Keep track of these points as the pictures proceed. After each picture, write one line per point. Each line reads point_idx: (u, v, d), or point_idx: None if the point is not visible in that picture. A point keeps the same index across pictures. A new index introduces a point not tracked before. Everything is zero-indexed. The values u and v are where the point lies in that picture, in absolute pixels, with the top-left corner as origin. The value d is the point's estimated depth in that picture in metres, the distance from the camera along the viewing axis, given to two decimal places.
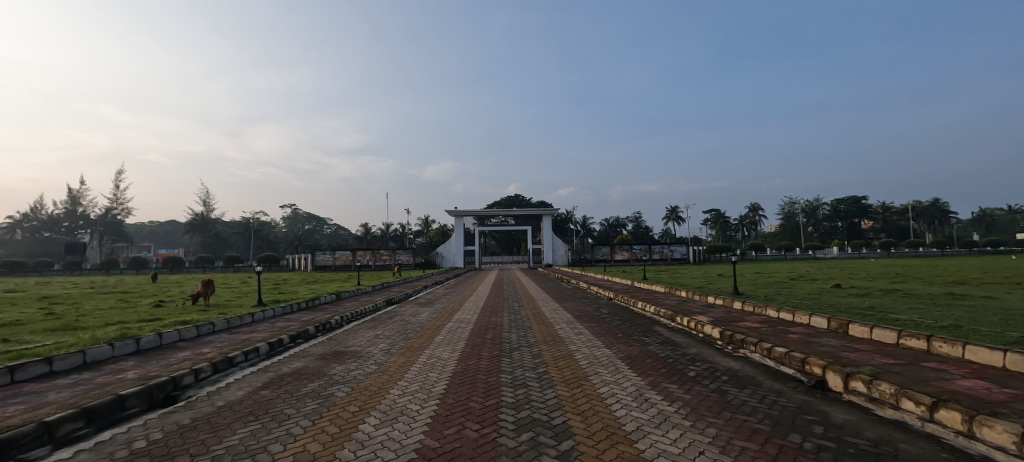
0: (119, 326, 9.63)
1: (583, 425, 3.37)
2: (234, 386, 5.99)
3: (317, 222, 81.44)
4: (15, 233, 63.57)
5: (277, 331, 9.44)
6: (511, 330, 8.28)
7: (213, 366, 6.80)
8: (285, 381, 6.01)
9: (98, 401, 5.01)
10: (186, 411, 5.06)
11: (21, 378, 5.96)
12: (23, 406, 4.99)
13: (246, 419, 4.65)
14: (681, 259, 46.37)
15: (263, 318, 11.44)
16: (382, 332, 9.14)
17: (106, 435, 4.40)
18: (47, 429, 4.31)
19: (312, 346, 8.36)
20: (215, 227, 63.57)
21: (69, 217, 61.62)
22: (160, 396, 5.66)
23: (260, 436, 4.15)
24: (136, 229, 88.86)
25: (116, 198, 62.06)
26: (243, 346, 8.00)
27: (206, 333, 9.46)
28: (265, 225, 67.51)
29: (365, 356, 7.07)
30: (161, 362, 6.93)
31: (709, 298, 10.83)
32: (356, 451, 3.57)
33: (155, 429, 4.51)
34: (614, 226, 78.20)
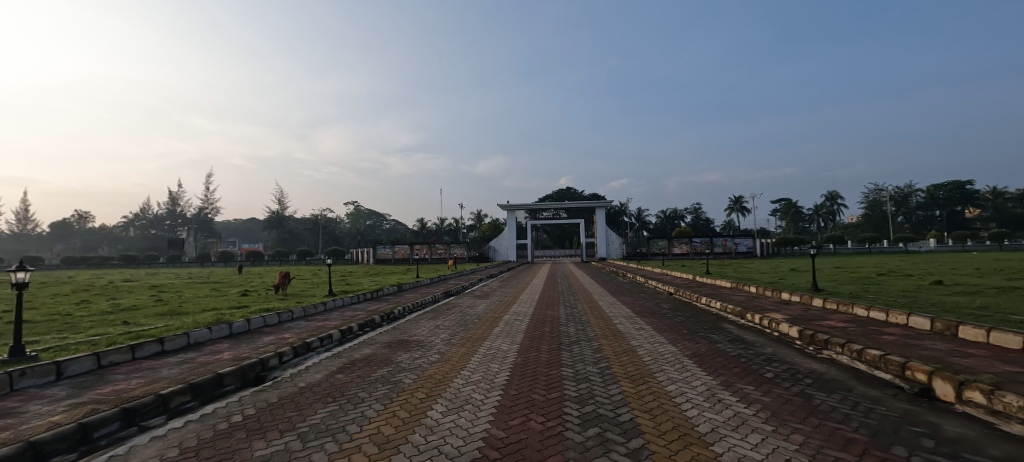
0: (214, 312, 10.74)
1: (651, 423, 3.26)
2: (313, 369, 6.46)
3: (378, 218, 85.69)
4: (128, 229, 72.91)
5: (347, 320, 10.06)
6: (569, 323, 8.18)
7: (294, 350, 7.39)
8: (357, 366, 6.37)
9: (201, 378, 5.60)
10: (273, 390, 5.54)
11: (140, 355, 6.85)
12: (142, 380, 5.72)
13: (326, 400, 5.00)
14: (745, 253, 43.49)
15: (333, 306, 12.25)
16: (442, 323, 9.42)
17: (209, 408, 4.94)
18: (162, 401, 4.90)
19: (379, 334, 8.82)
20: (289, 223, 68.70)
21: (170, 216, 69.76)
22: (251, 375, 6.25)
23: (339, 416, 4.45)
24: (224, 226, 98.53)
25: (207, 198, 68.74)
26: (318, 333, 8.61)
27: (285, 320, 10.25)
28: (331, 222, 72.11)
29: (428, 345, 7.34)
30: (251, 345, 7.63)
31: (784, 295, 10.06)
32: (425, 436, 3.73)
33: (249, 406, 4.97)
34: (671, 218, 75.20)
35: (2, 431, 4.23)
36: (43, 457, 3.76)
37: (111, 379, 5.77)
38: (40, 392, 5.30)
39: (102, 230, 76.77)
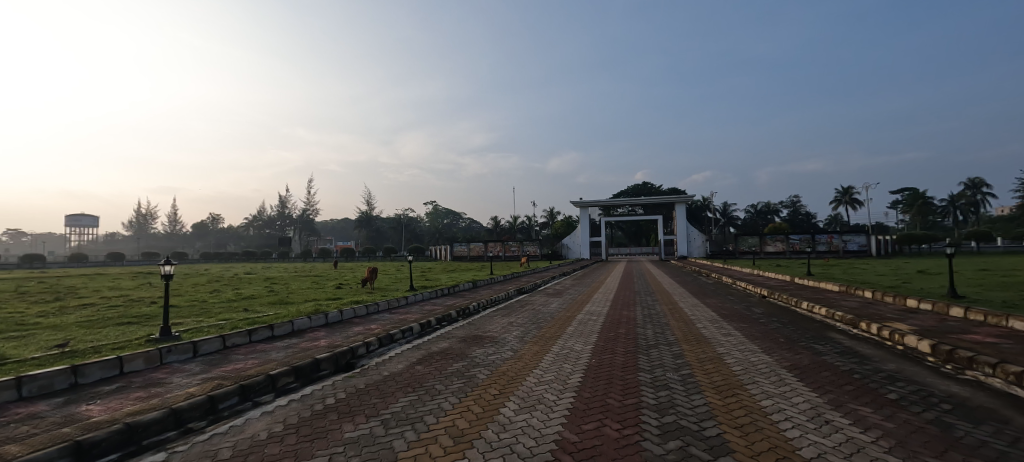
0: (313, 303, 11.84)
1: (742, 441, 2.93)
2: (396, 359, 6.81)
3: (455, 216, 88.90)
4: (247, 228, 83.50)
5: (426, 314, 10.51)
6: (647, 325, 7.77)
7: (379, 340, 7.85)
8: (434, 359, 6.59)
9: (300, 363, 6.21)
10: (360, 377, 5.92)
11: (255, 339, 7.76)
12: (256, 360, 6.45)
13: (406, 389, 5.21)
14: (856, 251, 38.53)
15: (415, 300, 12.90)
16: (516, 319, 9.46)
17: (307, 390, 5.45)
18: (271, 380, 5.61)
19: (455, 329, 9.08)
20: (376, 223, 73.93)
21: (280, 217, 78.71)
22: (342, 362, 6.75)
23: (418, 406, 4.60)
24: (322, 225, 108.87)
25: (309, 201, 76.33)
26: (400, 325, 9.06)
27: (372, 312, 10.96)
28: (413, 221, 76.32)
29: (501, 342, 7.39)
30: (343, 334, 8.26)
31: (910, 302, 8.65)
32: (499, 433, 3.70)
33: (339, 390, 5.35)
34: (765, 213, 68.88)
35: (150, 397, 5.00)
36: (182, 423, 4.55)
37: (232, 359, 6.58)
38: (179, 367, 6.20)
39: (227, 229, 88.80)
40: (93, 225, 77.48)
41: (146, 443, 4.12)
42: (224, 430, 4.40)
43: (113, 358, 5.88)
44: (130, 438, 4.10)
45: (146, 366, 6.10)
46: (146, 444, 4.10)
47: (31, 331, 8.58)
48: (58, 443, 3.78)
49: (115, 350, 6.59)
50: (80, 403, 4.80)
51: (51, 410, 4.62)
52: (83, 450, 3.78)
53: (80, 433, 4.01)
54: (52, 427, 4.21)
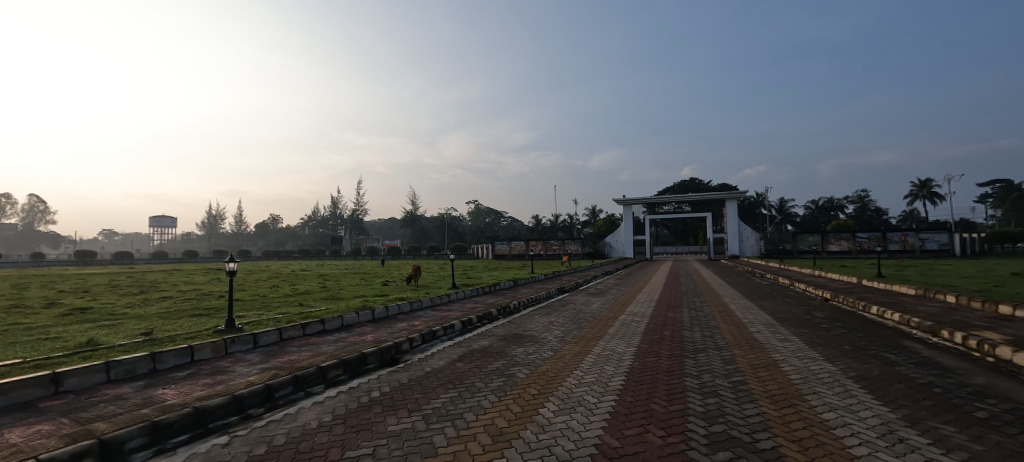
0: (361, 299, 12.28)
1: (802, 456, 2.68)
2: (438, 355, 6.89)
3: (497, 215, 89.52)
4: (302, 228, 88.33)
5: (468, 312, 10.60)
6: (694, 328, 7.42)
7: (422, 337, 8.00)
8: (475, 356, 6.62)
9: (349, 356, 6.45)
10: (403, 372, 6.03)
11: (308, 332, 8.14)
12: (308, 353, 6.75)
13: (446, 386, 5.25)
14: (936, 250, 35.16)
15: (456, 297, 13.06)
16: (557, 319, 9.34)
17: (354, 383, 5.65)
18: (321, 372, 5.85)
19: (496, 327, 9.09)
20: (421, 222, 75.87)
21: (332, 217, 82.58)
22: (387, 356, 6.93)
23: (458, 402, 4.62)
24: (370, 224, 113.09)
25: (358, 201, 79.59)
26: (442, 322, 9.19)
27: (416, 308, 11.21)
28: (456, 220, 77.65)
29: (542, 341, 7.30)
30: (389, 330, 8.49)
31: (1000, 309, 7.73)
32: (537, 434, 3.62)
33: (383, 385, 5.48)
34: (827, 210, 64.31)
35: (215, 384, 5.35)
36: (243, 408, 4.86)
37: (288, 350, 6.92)
38: (242, 356, 6.61)
39: (284, 229, 94.35)
40: (169, 225, 84.82)
41: (212, 425, 4.44)
42: (279, 417, 4.64)
43: (186, 346, 6.37)
44: (199, 420, 4.44)
45: (213, 355, 6.54)
46: (212, 427, 4.42)
47: (119, 320, 9.49)
48: (137, 422, 4.14)
49: (188, 340, 7.13)
50: (158, 387, 5.21)
51: (133, 391, 5.04)
52: (158, 429, 4.14)
53: (156, 414, 4.36)
54: (134, 407, 4.58)
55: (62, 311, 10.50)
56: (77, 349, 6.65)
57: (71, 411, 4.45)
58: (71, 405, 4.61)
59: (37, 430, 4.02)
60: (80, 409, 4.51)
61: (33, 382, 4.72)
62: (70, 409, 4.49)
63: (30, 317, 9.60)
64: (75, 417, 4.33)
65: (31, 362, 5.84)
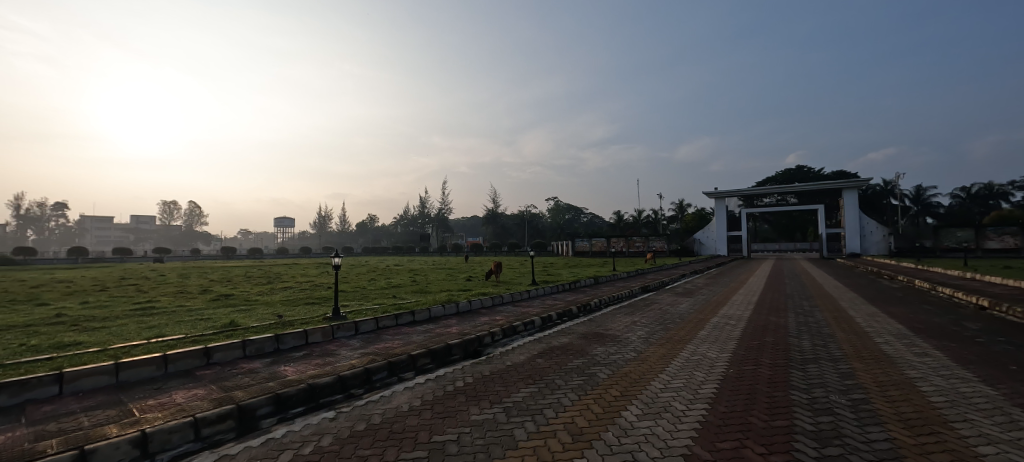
0: (446, 293, 12.82)
1: None
2: (518, 350, 6.94)
3: (577, 212, 88.12)
4: (394, 226, 94.89)
5: (548, 308, 10.55)
6: (802, 335, 6.60)
7: (503, 331, 8.11)
8: (556, 353, 6.54)
9: (436, 346, 6.75)
10: (485, 364, 6.16)
11: (401, 322, 8.68)
12: (401, 341, 7.18)
13: (527, 380, 5.25)
14: None
15: (536, 294, 13.08)
16: (641, 319, 8.91)
17: (441, 372, 5.91)
18: (412, 360, 6.19)
19: (577, 325, 8.92)
20: (502, 220, 77.37)
21: (420, 216, 87.56)
22: (470, 349, 7.13)
23: (538, 398, 4.58)
24: (455, 223, 117.95)
25: (443, 200, 83.32)
26: (523, 318, 9.24)
27: (497, 303, 11.41)
28: (536, 217, 77.95)
29: (624, 341, 7.01)
30: (472, 323, 8.74)
31: None
32: (619, 437, 3.45)
33: (467, 375, 5.64)
34: (981, 200, 53.68)
35: (324, 364, 5.91)
36: (347, 387, 5.33)
37: (384, 338, 7.43)
38: (345, 341, 7.24)
39: (379, 227, 102.07)
40: (286, 225, 96.35)
41: (322, 401, 4.93)
42: (375, 398, 4.99)
43: (302, 330, 7.13)
44: (312, 396, 4.95)
45: (323, 339, 7.25)
46: (322, 402, 4.90)
47: (250, 305, 10.96)
48: (265, 393, 4.74)
49: (303, 325, 7.98)
50: (280, 364, 5.90)
51: (262, 367, 5.75)
52: (281, 400, 4.70)
53: (279, 388, 4.93)
54: (262, 380, 5.23)
55: (209, 297, 12.41)
56: (220, 329, 7.79)
57: (217, 380, 5.21)
58: (217, 374, 5.40)
59: (194, 393, 4.76)
60: (224, 378, 5.26)
61: (190, 354, 5.60)
62: (216, 378, 5.27)
63: (186, 301, 11.48)
64: (220, 385, 5.06)
65: (188, 338, 6.95)
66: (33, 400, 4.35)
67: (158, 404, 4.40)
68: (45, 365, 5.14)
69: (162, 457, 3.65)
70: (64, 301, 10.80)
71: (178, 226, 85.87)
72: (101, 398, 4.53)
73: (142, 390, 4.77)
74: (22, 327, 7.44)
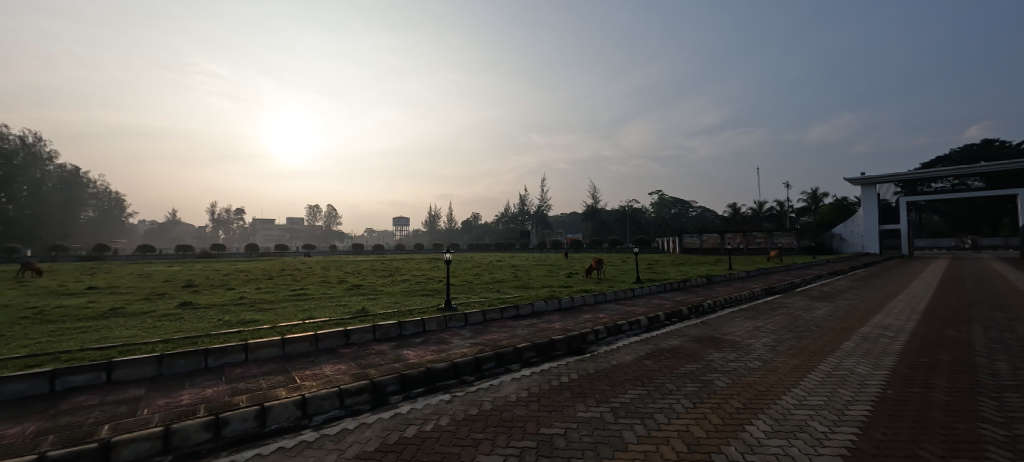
0: (548, 289, 12.90)
1: None
2: (624, 350, 6.72)
3: (685, 205, 81.78)
4: (496, 224, 98.21)
5: (655, 308, 10.02)
6: (990, 356, 5.31)
7: (608, 330, 7.91)
8: (665, 356, 6.19)
9: (540, 340, 6.85)
10: (590, 362, 6.07)
11: (506, 315, 8.98)
12: (508, 334, 7.43)
13: (635, 382, 5.05)
14: None
15: (642, 292, 12.51)
16: (765, 324, 8.00)
17: (546, 366, 5.99)
18: (518, 352, 6.38)
19: (688, 327, 8.33)
20: (602, 215, 75.35)
21: (521, 213, 89.29)
22: (574, 346, 7.09)
23: (648, 401, 4.38)
24: (554, 219, 117.96)
25: (542, 197, 83.94)
26: (628, 317, 8.90)
27: (600, 301, 11.17)
28: (639, 212, 74.43)
29: (747, 348, 6.35)
30: (575, 320, 8.68)
31: None
32: (744, 453, 3.15)
33: (572, 371, 5.62)
34: None
35: (439, 351, 6.38)
36: (460, 374, 5.68)
37: (491, 330, 7.76)
38: (457, 331, 7.73)
39: (482, 225, 106.44)
40: (401, 224, 105.66)
41: (440, 384, 5.34)
42: (485, 386, 5.24)
43: (420, 319, 7.79)
44: (430, 378, 5.39)
45: (438, 327, 7.83)
46: (439, 385, 5.30)
47: (376, 295, 12.30)
48: (392, 372, 5.27)
49: (420, 314, 8.71)
50: (403, 348, 6.51)
51: (389, 349, 6.41)
52: (405, 380, 5.18)
53: (404, 369, 5.44)
54: (390, 361, 5.82)
55: (344, 286, 14.20)
56: (355, 314, 8.87)
57: (356, 358, 5.95)
58: (355, 353, 6.15)
59: (338, 368, 5.49)
60: (361, 357, 5.98)
61: (334, 334, 6.47)
62: (355, 356, 6.01)
63: (328, 289, 13.32)
64: (358, 362, 5.76)
65: (331, 321, 8.05)
66: (228, 363, 5.39)
67: (313, 375, 5.17)
68: (234, 337, 6.35)
69: (316, 418, 4.28)
70: (243, 286, 13.29)
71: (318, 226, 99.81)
72: (273, 366, 5.46)
73: (302, 362, 5.64)
74: (219, 305, 9.34)
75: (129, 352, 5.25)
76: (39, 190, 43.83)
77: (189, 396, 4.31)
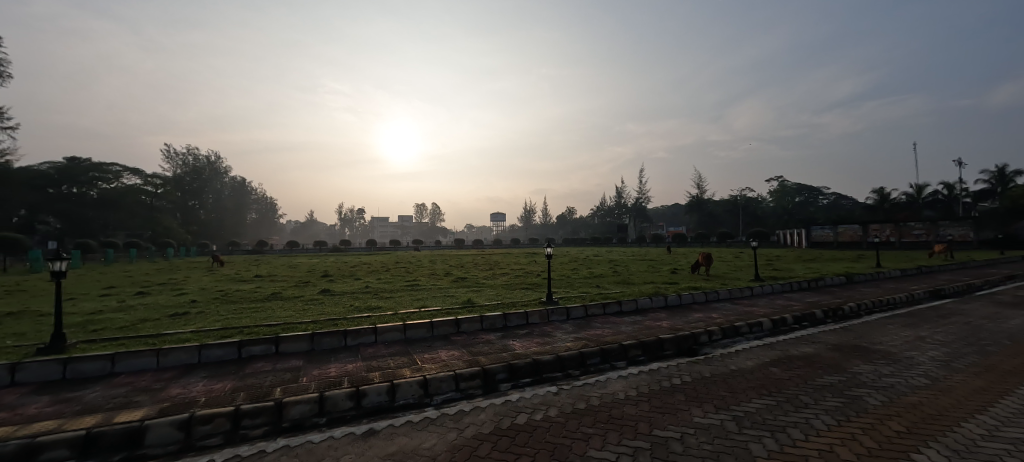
0: (652, 285, 12.31)
1: None
2: (745, 354, 6.13)
3: (812, 193, 71.39)
4: (593, 218, 96.22)
5: (780, 310, 8.96)
6: None
7: (723, 331, 7.29)
8: (797, 364, 5.50)
9: (647, 339, 6.57)
10: (705, 365, 5.66)
11: (609, 311, 8.78)
12: (612, 330, 7.25)
13: (761, 391, 4.58)
14: None
15: (762, 291, 11.29)
16: (930, 335, 6.66)
17: (655, 365, 5.73)
18: (624, 349, 6.19)
19: (823, 333, 7.30)
20: (710, 206, 69.44)
21: (618, 206, 86.32)
22: (684, 346, 6.67)
23: (779, 413, 3.95)
24: (655, 212, 111.80)
25: (640, 188, 79.71)
26: (747, 318, 8.09)
27: (712, 299, 10.34)
28: (754, 202, 67.07)
29: (907, 362, 5.36)
30: (685, 319, 8.14)
31: None
32: None
33: (685, 373, 5.30)
34: None
35: (544, 344, 6.46)
36: (565, 367, 5.70)
37: (594, 325, 7.66)
38: (559, 325, 7.76)
39: (578, 219, 105.13)
40: (499, 219, 109.14)
41: (546, 375, 5.42)
42: (592, 381, 5.19)
43: (523, 311, 7.98)
44: (537, 369, 5.49)
45: (541, 320, 7.95)
46: (545, 377, 5.38)
47: (480, 287, 12.93)
48: (501, 361, 5.49)
49: (524, 307, 8.96)
50: (509, 339, 6.73)
51: (496, 339, 6.68)
52: (514, 369, 5.36)
53: (512, 359, 5.62)
54: (499, 350, 6.06)
55: (450, 279, 15.19)
56: (463, 305, 9.45)
57: (467, 345, 6.31)
58: (466, 341, 6.53)
59: (452, 353, 5.89)
60: (471, 345, 6.32)
61: (446, 322, 6.92)
62: (466, 344, 6.37)
63: (437, 281, 14.36)
64: (469, 350, 6.09)
65: (443, 310, 8.68)
66: (362, 343, 6.10)
67: (431, 358, 5.61)
68: (365, 321, 7.18)
69: (436, 398, 4.64)
70: (367, 277, 14.95)
71: (425, 222, 107.84)
72: (397, 348, 6.04)
73: (419, 346, 6.15)
74: (351, 293, 10.67)
75: (290, 329, 6.24)
76: (219, 198, 54.06)
77: (335, 369, 4.97)
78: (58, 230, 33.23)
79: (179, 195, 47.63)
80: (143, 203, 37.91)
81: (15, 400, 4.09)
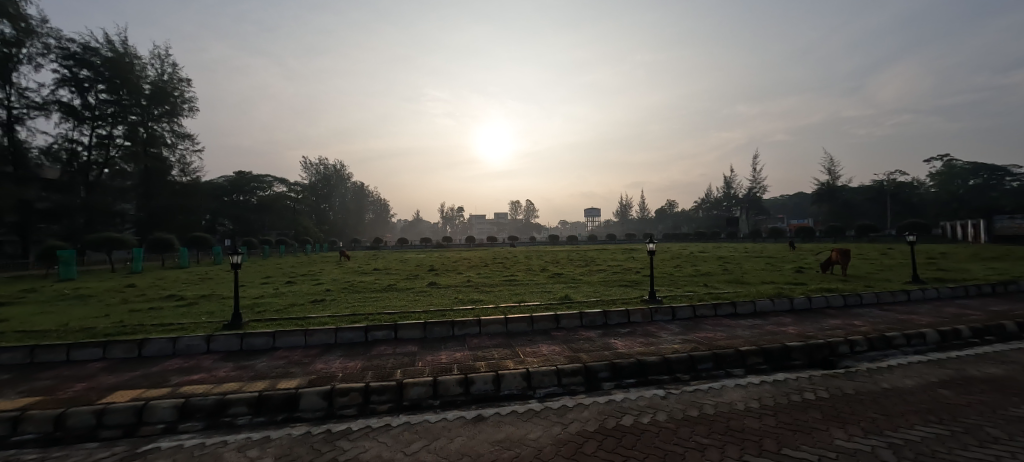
0: (772, 286, 11.02)
1: None
2: (900, 371, 5.17)
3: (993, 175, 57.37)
4: (698, 211, 88.99)
5: (950, 319, 7.37)
6: None
7: (869, 342, 6.23)
8: (978, 388, 4.49)
9: (770, 346, 5.89)
10: (846, 380, 4.91)
11: (721, 313, 8.08)
12: (726, 334, 6.66)
13: (927, 417, 3.83)
14: None
15: (921, 297, 9.42)
16: None
17: (779, 376, 5.13)
18: (741, 356, 5.64)
19: (1015, 351, 5.84)
20: (844, 195, 59.84)
21: (728, 198, 78.70)
22: (817, 357, 5.85)
23: (956, 447, 3.26)
24: (773, 203, 99.62)
25: (754, 178, 71.77)
26: (903, 328, 6.80)
27: (852, 304, 8.92)
28: (907, 188, 56.07)
29: None
30: (816, 325, 7.14)
31: None
32: None
33: (820, 388, 4.66)
34: None
35: (649, 344, 6.17)
36: (673, 370, 5.38)
37: (704, 327, 7.11)
38: (665, 325, 7.35)
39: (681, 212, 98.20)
40: (595, 215, 106.72)
41: (653, 378, 5.17)
42: (704, 387, 4.82)
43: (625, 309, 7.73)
44: (642, 370, 5.27)
45: (644, 319, 7.61)
46: (651, 379, 5.14)
47: (577, 283, 12.85)
48: (603, 360, 5.37)
49: (625, 304, 8.68)
50: (611, 337, 6.56)
51: (597, 337, 6.55)
52: (617, 368, 5.21)
53: (616, 357, 5.47)
54: (601, 348, 5.94)
55: (547, 275, 15.30)
56: (561, 300, 9.47)
57: (567, 341, 6.30)
58: (567, 337, 6.51)
59: (553, 348, 5.92)
60: (572, 341, 6.29)
61: (546, 317, 6.99)
62: (566, 340, 6.36)
63: (534, 277, 14.58)
64: (570, 346, 6.07)
65: (541, 305, 8.80)
66: (468, 334, 6.45)
67: (533, 352, 5.71)
68: (469, 313, 7.57)
69: (539, 391, 4.71)
70: (468, 271, 15.77)
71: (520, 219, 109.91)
72: (499, 340, 6.25)
73: (520, 340, 6.30)
74: (455, 286, 11.37)
75: (406, 318, 6.85)
76: (344, 201, 61.26)
77: (446, 357, 5.31)
78: (231, 230, 40.51)
79: (313, 199, 55.17)
80: (288, 207, 44.47)
81: (211, 364, 5.11)
